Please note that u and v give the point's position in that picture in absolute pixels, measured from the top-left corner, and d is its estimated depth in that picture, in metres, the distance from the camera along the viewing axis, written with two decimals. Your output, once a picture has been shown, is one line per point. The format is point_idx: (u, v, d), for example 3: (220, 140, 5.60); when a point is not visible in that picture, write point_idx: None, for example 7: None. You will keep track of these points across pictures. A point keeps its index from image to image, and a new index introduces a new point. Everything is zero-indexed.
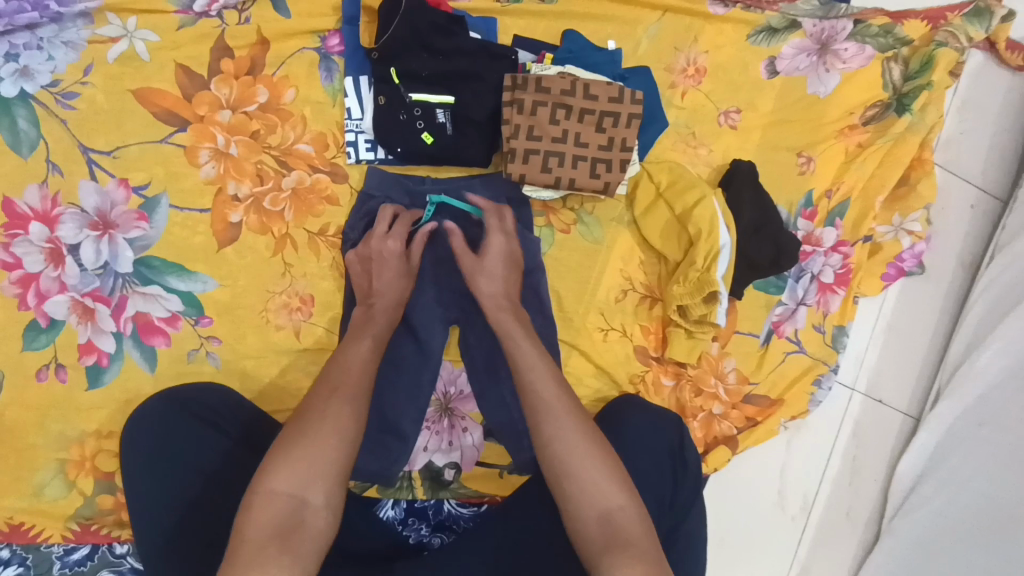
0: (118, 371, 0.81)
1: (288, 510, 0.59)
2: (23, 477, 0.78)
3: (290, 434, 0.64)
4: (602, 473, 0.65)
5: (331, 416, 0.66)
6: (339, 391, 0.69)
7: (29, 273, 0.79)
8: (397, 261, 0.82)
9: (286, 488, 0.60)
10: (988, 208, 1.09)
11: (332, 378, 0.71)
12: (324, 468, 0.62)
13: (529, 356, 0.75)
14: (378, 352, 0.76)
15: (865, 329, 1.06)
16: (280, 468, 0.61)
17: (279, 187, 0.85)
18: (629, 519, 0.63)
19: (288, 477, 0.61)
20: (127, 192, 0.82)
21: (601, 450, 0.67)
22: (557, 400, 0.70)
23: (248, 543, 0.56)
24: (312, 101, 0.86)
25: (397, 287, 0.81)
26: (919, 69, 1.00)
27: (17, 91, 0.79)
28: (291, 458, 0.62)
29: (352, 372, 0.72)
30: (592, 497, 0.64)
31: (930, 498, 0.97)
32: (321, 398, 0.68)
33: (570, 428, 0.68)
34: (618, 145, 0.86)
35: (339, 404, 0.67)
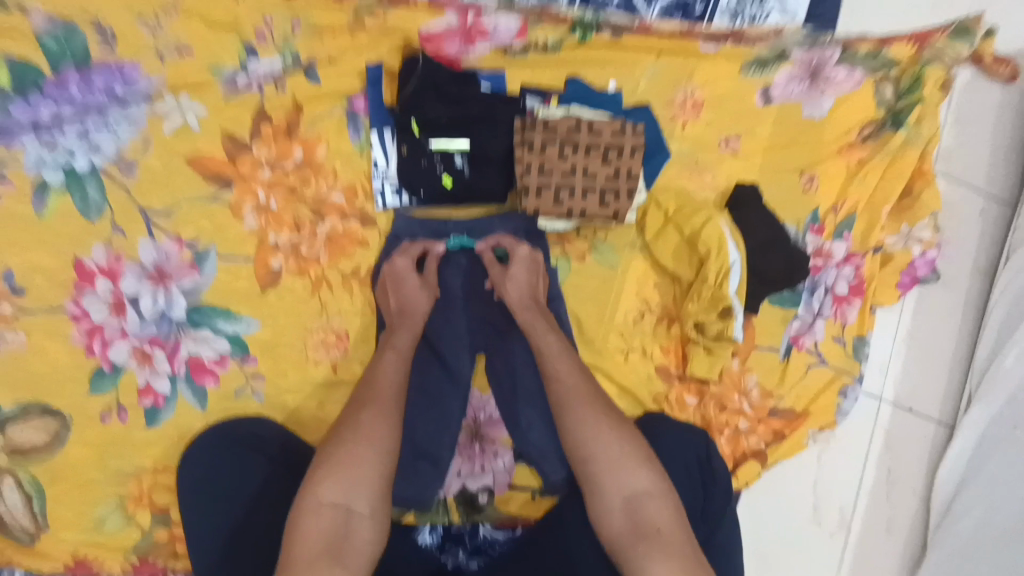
0: (173, 410, 0.87)
1: (335, 519, 0.66)
2: (86, 513, 0.84)
3: (331, 450, 0.71)
4: (626, 469, 0.70)
5: (364, 429, 0.73)
6: (368, 405, 0.76)
7: (95, 324, 0.87)
8: (418, 284, 0.89)
9: (332, 499, 0.67)
10: (997, 214, 1.11)
11: (361, 394, 0.78)
12: (364, 480, 0.69)
13: (551, 363, 0.82)
14: (401, 363, 0.82)
15: (887, 338, 1.06)
16: (323, 482, 0.68)
17: (315, 234, 0.93)
18: (655, 510, 0.68)
19: (333, 489, 0.67)
20: (180, 246, 0.91)
21: (626, 447, 0.72)
22: (582, 402, 0.77)
23: (303, 552, 0.63)
24: (342, 155, 0.95)
25: (421, 296, 0.88)
26: (910, 87, 1.05)
27: (87, 164, 0.90)
28: (332, 472, 0.68)
29: (382, 390, 0.79)
30: (618, 489, 0.69)
31: (974, 504, 0.97)
32: (353, 413, 0.75)
33: (593, 428, 0.74)
34: (624, 175, 0.92)
35: (373, 417, 0.74)
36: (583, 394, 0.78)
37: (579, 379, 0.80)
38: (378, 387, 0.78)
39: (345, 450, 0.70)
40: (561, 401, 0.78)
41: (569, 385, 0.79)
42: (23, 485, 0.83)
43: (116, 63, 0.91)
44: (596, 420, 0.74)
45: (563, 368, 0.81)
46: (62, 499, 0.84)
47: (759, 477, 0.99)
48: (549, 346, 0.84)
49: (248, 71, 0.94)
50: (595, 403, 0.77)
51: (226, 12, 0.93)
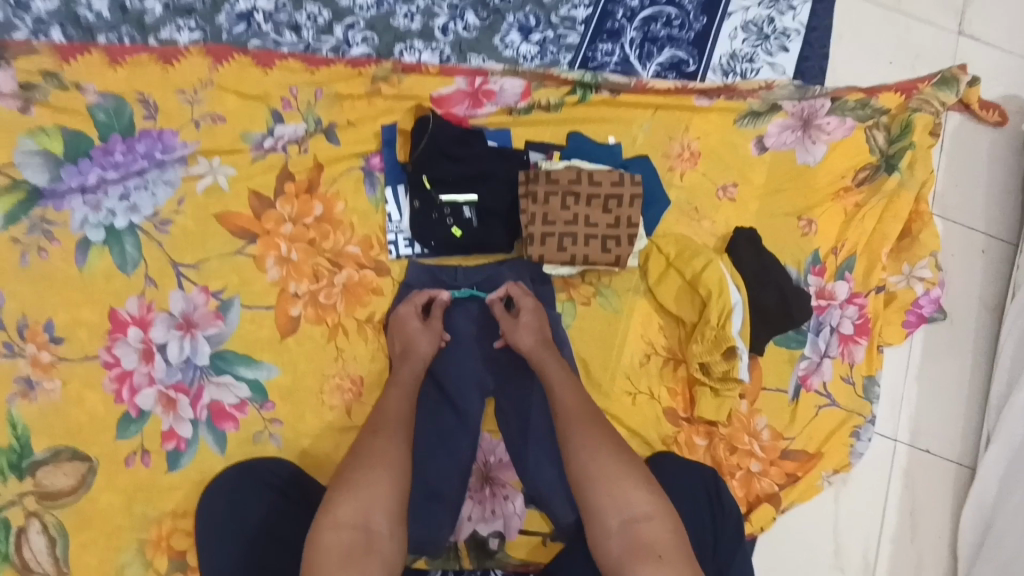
0: (194, 454, 0.90)
1: (353, 536, 0.67)
2: (108, 558, 0.86)
3: (348, 474, 0.74)
4: (627, 491, 0.72)
5: (379, 454, 0.76)
6: (382, 432, 0.80)
7: (125, 371, 0.92)
8: (426, 327, 0.93)
9: (351, 518, 0.69)
10: (999, 251, 1.13)
11: (376, 422, 0.82)
12: (382, 500, 0.71)
13: (558, 392, 0.85)
14: (409, 397, 0.86)
15: (897, 378, 1.06)
16: (342, 502, 0.70)
17: (332, 283, 0.98)
18: (654, 533, 0.69)
19: (351, 508, 0.70)
20: (207, 296, 0.96)
21: (625, 470, 0.74)
22: (584, 427, 0.80)
23: (323, 565, 0.64)
24: (359, 210, 1.02)
25: (427, 338, 0.92)
26: (901, 133, 1.10)
27: (126, 223, 0.97)
28: (351, 492, 0.71)
29: (393, 420, 0.82)
30: (616, 511, 0.71)
31: (1002, 542, 0.92)
32: (369, 440, 0.78)
33: (598, 452, 0.76)
34: (624, 223, 0.97)
35: (387, 443, 0.78)
36: (586, 422, 0.81)
37: (584, 407, 0.83)
38: (390, 417, 0.82)
39: (357, 475, 0.73)
40: (564, 425, 0.81)
41: (575, 412, 0.82)
42: (49, 530, 0.86)
43: (157, 132, 1.01)
44: (597, 445, 0.77)
45: (568, 397, 0.84)
46: (84, 544, 0.86)
47: (775, 522, 0.97)
48: (556, 377, 0.87)
49: (274, 135, 1.03)
50: (598, 428, 0.80)
51: (256, 85, 1.03)
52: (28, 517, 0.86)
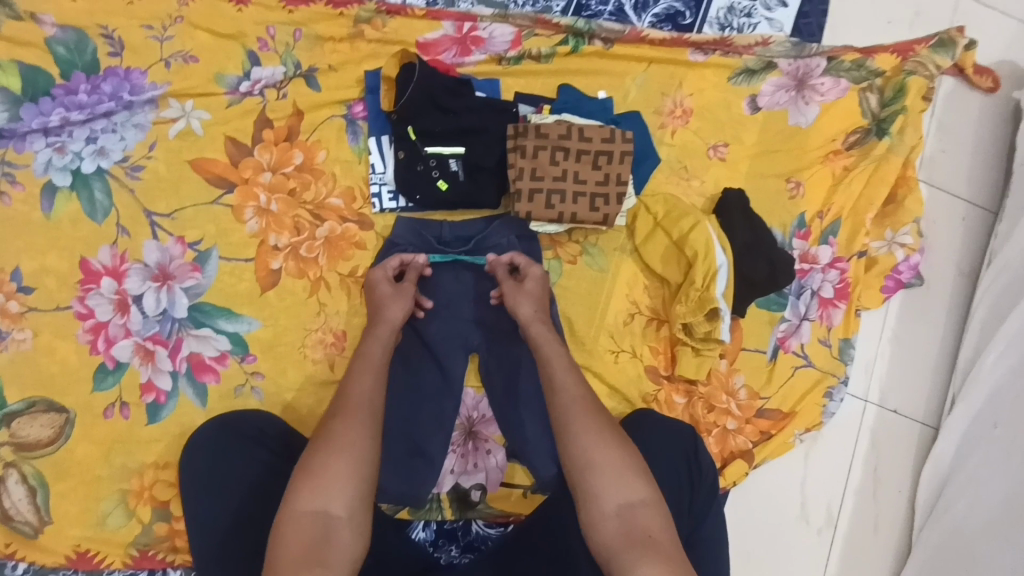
0: (174, 406, 0.90)
1: (313, 525, 0.66)
2: (89, 508, 0.86)
3: (312, 461, 0.71)
4: (622, 477, 0.71)
5: (338, 438, 0.72)
6: (342, 415, 0.75)
7: (99, 322, 0.90)
8: (398, 288, 0.91)
9: (309, 507, 0.67)
10: (979, 219, 1.15)
11: (343, 402, 0.78)
12: (340, 485, 0.68)
13: (553, 368, 0.83)
14: (382, 379, 0.81)
15: (871, 342, 1.09)
16: (303, 490, 0.68)
17: (314, 236, 0.96)
18: (648, 519, 0.68)
19: (310, 497, 0.67)
20: (183, 247, 0.93)
21: (624, 456, 0.73)
22: (583, 411, 0.77)
23: (281, 559, 0.63)
24: (341, 160, 0.98)
25: (398, 305, 0.88)
26: (894, 96, 1.09)
27: (95, 168, 0.93)
28: (312, 480, 0.69)
29: (355, 401, 0.77)
30: (613, 496, 0.70)
31: (955, 500, 0.97)
32: (329, 423, 0.75)
33: (599, 436, 0.74)
34: (614, 180, 0.94)
35: (347, 425, 0.74)
36: (583, 404, 0.78)
37: (583, 391, 0.80)
38: (357, 397, 0.77)
39: (319, 461, 0.70)
40: (562, 409, 0.78)
41: (573, 395, 0.79)
42: (28, 479, 0.85)
43: (124, 71, 0.95)
44: (593, 428, 0.75)
45: (566, 380, 0.81)
46: (65, 493, 0.86)
47: (747, 476, 1.01)
48: (554, 357, 0.84)
49: (250, 78, 0.97)
50: (595, 413, 0.77)
51: (230, 23, 0.97)
52: (4, 467, 0.85)
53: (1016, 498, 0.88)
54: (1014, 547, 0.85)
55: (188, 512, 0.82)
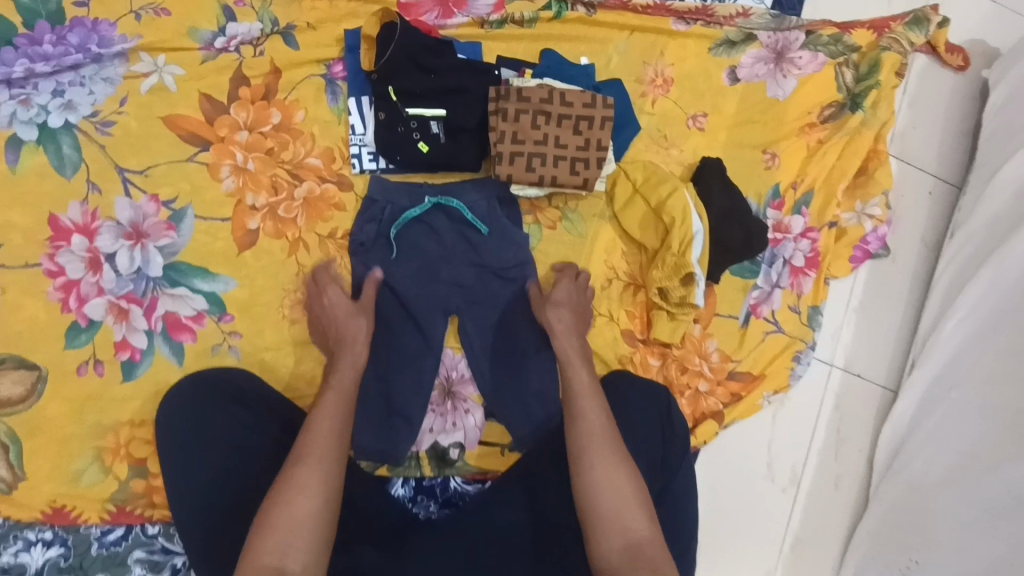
0: (149, 365, 0.89)
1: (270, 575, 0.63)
2: (63, 465, 0.85)
3: (269, 513, 0.67)
4: (631, 513, 0.71)
5: (297, 481, 0.69)
6: (308, 457, 0.72)
7: (70, 280, 0.88)
8: (353, 310, 0.89)
9: (268, 556, 0.64)
10: (945, 194, 1.19)
11: (302, 442, 0.74)
12: (302, 536, 0.66)
13: (575, 381, 0.84)
14: (343, 413, 0.78)
15: (838, 310, 1.13)
16: (264, 538, 0.65)
17: (292, 196, 0.95)
18: (654, 553, 0.68)
19: (271, 546, 0.64)
20: (157, 205, 0.92)
21: (633, 493, 0.72)
22: (600, 442, 0.76)
23: None
24: (320, 120, 0.97)
25: (355, 325, 0.87)
26: (868, 71, 1.11)
27: (62, 122, 0.90)
28: (273, 529, 0.65)
29: (335, 439, 0.75)
30: (619, 531, 0.69)
31: (912, 460, 1.02)
32: (291, 467, 0.71)
33: (612, 471, 0.73)
34: (594, 145, 0.94)
35: (309, 470, 0.71)
36: (601, 434, 0.77)
37: (604, 421, 0.79)
38: (322, 438, 0.74)
39: (277, 514, 0.67)
40: (586, 439, 0.77)
41: (593, 423, 0.78)
42: None
43: (92, 23, 0.92)
44: (609, 461, 0.74)
45: (589, 407, 0.80)
46: (37, 451, 0.85)
47: (717, 436, 1.05)
48: (582, 384, 0.83)
49: (226, 34, 0.96)
50: (612, 444, 0.76)
51: None
52: None
53: (969, 455, 0.93)
54: (970, 501, 0.90)
55: (166, 463, 0.82)
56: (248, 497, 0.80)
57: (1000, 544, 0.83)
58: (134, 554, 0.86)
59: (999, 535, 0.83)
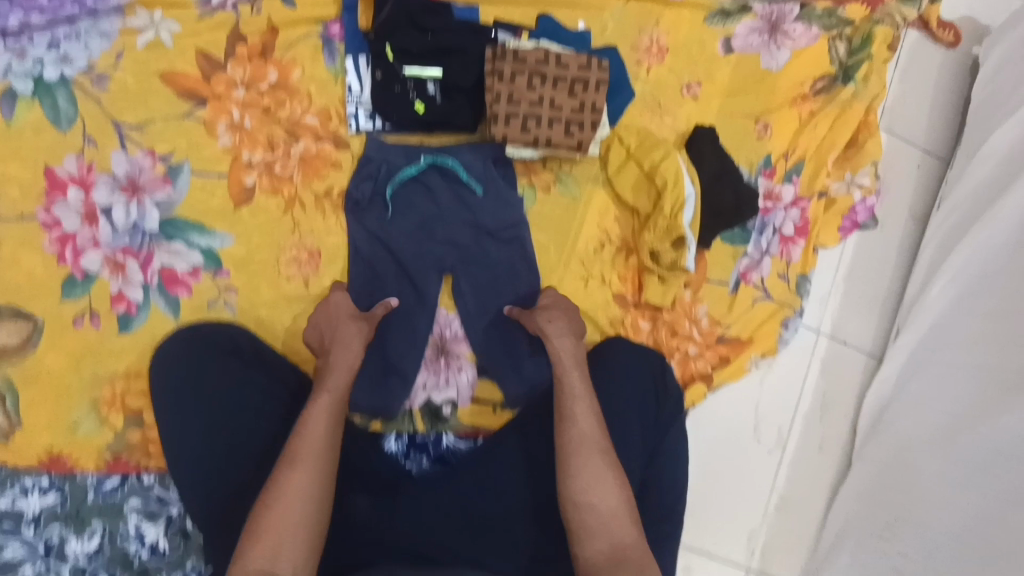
0: (145, 318, 0.90)
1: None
2: (60, 414, 0.87)
3: (258, 518, 0.67)
4: (619, 520, 0.71)
5: (287, 487, 0.69)
6: (298, 462, 0.72)
7: (67, 233, 0.89)
8: (354, 317, 0.90)
9: (257, 563, 0.64)
10: (933, 167, 1.21)
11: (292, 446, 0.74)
12: (291, 542, 0.66)
13: (566, 383, 0.83)
14: (336, 415, 0.78)
15: (826, 278, 1.15)
16: (252, 546, 0.65)
17: (289, 154, 0.96)
18: (639, 557, 0.69)
19: (259, 554, 0.64)
20: (153, 160, 0.92)
21: (620, 500, 0.73)
22: (589, 447, 0.76)
23: None
24: (317, 79, 0.97)
25: (355, 331, 0.88)
26: (861, 45, 1.13)
27: (58, 75, 0.90)
28: (262, 536, 0.66)
29: (327, 441, 0.75)
30: (605, 536, 0.70)
31: (896, 420, 1.05)
32: (281, 470, 0.71)
33: (600, 478, 0.74)
34: (589, 108, 0.96)
35: (298, 475, 0.71)
36: (591, 439, 0.77)
37: (595, 426, 0.78)
38: (312, 442, 0.74)
39: (266, 520, 0.67)
40: (582, 441, 0.77)
41: (583, 429, 0.78)
42: None
43: None
44: (597, 466, 0.74)
45: (579, 411, 0.79)
46: (34, 400, 0.86)
47: (705, 399, 1.07)
48: (575, 386, 0.82)
49: None
50: (601, 450, 0.76)
51: None
52: None
53: (953, 415, 0.96)
54: (953, 459, 0.92)
55: (159, 412, 0.82)
56: (246, 444, 0.81)
57: (976, 497, 0.87)
58: (130, 502, 0.87)
59: (975, 488, 0.87)
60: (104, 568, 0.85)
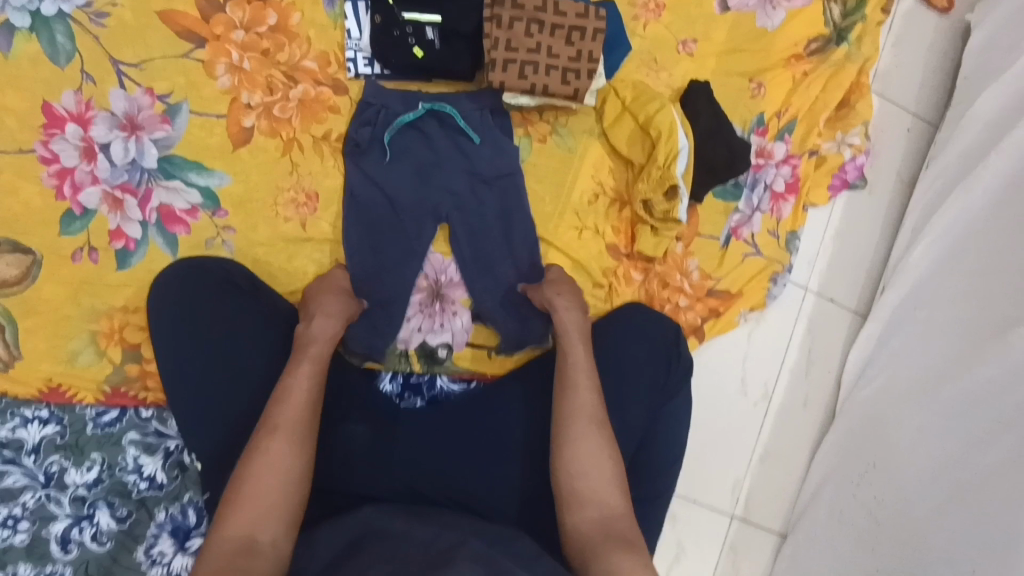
0: (144, 254, 0.91)
1: (239, 545, 0.62)
2: (59, 345, 0.88)
3: (235, 488, 0.67)
4: (604, 487, 0.72)
5: (265, 458, 0.69)
6: (277, 431, 0.71)
7: (65, 168, 0.89)
8: (340, 292, 0.91)
9: (237, 531, 0.64)
10: (922, 131, 1.23)
11: (272, 413, 0.73)
12: (273, 512, 0.66)
13: (571, 356, 0.83)
14: (315, 384, 0.77)
15: (815, 236, 1.17)
16: (231, 515, 0.65)
17: (287, 97, 0.96)
18: (626, 527, 0.69)
19: (239, 522, 0.64)
20: (152, 99, 0.92)
21: (612, 474, 0.73)
22: (589, 421, 0.76)
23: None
24: (316, 24, 0.98)
25: (341, 305, 0.89)
26: (855, 7, 1.15)
27: (55, 11, 0.90)
28: (242, 505, 0.66)
29: (298, 404, 0.74)
30: (595, 505, 0.71)
31: (878, 375, 1.08)
32: (258, 439, 0.71)
33: (595, 450, 0.74)
34: (585, 57, 0.97)
35: (276, 446, 0.70)
36: (591, 411, 0.77)
37: (597, 400, 0.79)
38: (289, 411, 0.73)
39: (247, 486, 0.67)
40: (562, 419, 0.77)
41: (582, 400, 0.78)
42: None
43: None
44: (592, 437, 0.75)
45: (582, 383, 0.80)
46: (34, 330, 0.88)
47: (697, 349, 1.10)
48: (579, 359, 0.83)
49: None
50: (600, 425, 0.77)
51: None
52: None
53: (933, 368, 0.99)
54: (933, 410, 0.96)
55: (155, 335, 0.84)
56: (241, 373, 0.82)
57: (954, 441, 0.92)
58: (128, 435, 0.89)
59: (955, 435, 0.92)
60: (103, 499, 0.87)
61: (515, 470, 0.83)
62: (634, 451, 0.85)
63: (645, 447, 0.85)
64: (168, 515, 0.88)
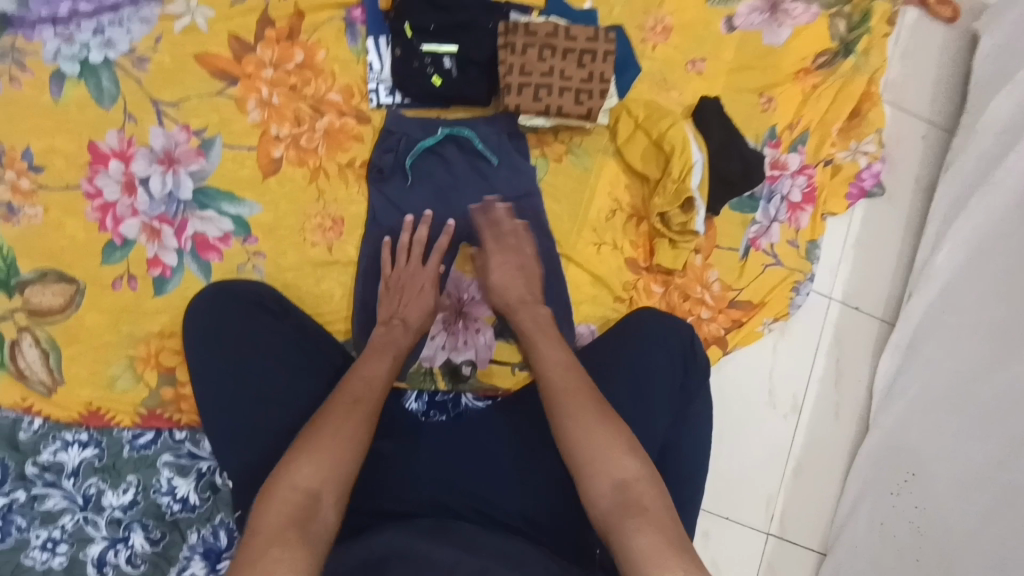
0: (179, 281, 0.95)
1: (303, 502, 0.64)
2: (99, 371, 0.91)
3: (305, 442, 0.69)
4: (608, 457, 0.69)
5: (333, 420, 0.71)
6: (361, 403, 0.75)
7: (107, 202, 0.95)
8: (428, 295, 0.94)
9: (305, 484, 0.65)
10: (938, 138, 1.24)
11: (353, 387, 0.77)
12: (339, 468, 0.68)
13: (542, 349, 0.84)
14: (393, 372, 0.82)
15: (836, 244, 1.17)
16: (297, 467, 0.67)
17: (314, 128, 1.01)
18: (644, 493, 0.67)
19: (307, 473, 0.66)
20: (188, 134, 0.98)
21: (610, 437, 0.71)
22: (572, 398, 0.75)
23: (263, 534, 0.61)
24: (340, 59, 1.03)
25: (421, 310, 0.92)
26: (861, 20, 1.15)
27: (102, 58, 0.97)
28: (307, 457, 0.67)
29: (373, 382, 0.79)
30: (606, 473, 0.69)
31: (910, 384, 1.06)
32: (331, 406, 0.74)
33: (586, 425, 0.72)
34: (597, 78, 1.00)
35: (349, 415, 0.73)
36: (573, 390, 0.76)
37: (572, 381, 0.77)
38: (367, 387, 0.77)
39: (318, 439, 0.69)
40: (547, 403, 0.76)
41: (558, 384, 0.77)
42: (41, 343, 0.91)
43: None
44: (580, 411, 0.73)
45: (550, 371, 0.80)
46: (75, 357, 0.91)
47: (722, 360, 1.10)
48: (546, 351, 0.84)
49: None
50: (587, 398, 0.75)
51: None
52: (20, 331, 0.91)
53: (964, 373, 0.96)
54: (970, 417, 0.93)
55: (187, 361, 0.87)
56: (270, 393, 0.84)
57: (996, 446, 0.88)
58: (163, 457, 0.91)
59: (994, 438, 0.88)
60: (138, 521, 0.88)
61: (543, 479, 0.82)
62: (658, 456, 0.84)
63: (669, 451, 0.85)
64: (200, 537, 0.88)
